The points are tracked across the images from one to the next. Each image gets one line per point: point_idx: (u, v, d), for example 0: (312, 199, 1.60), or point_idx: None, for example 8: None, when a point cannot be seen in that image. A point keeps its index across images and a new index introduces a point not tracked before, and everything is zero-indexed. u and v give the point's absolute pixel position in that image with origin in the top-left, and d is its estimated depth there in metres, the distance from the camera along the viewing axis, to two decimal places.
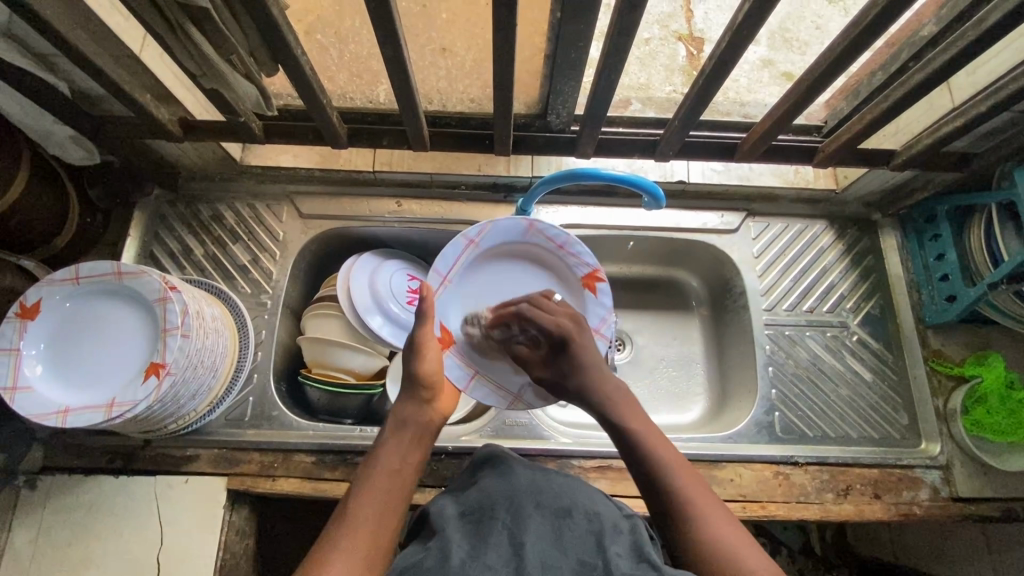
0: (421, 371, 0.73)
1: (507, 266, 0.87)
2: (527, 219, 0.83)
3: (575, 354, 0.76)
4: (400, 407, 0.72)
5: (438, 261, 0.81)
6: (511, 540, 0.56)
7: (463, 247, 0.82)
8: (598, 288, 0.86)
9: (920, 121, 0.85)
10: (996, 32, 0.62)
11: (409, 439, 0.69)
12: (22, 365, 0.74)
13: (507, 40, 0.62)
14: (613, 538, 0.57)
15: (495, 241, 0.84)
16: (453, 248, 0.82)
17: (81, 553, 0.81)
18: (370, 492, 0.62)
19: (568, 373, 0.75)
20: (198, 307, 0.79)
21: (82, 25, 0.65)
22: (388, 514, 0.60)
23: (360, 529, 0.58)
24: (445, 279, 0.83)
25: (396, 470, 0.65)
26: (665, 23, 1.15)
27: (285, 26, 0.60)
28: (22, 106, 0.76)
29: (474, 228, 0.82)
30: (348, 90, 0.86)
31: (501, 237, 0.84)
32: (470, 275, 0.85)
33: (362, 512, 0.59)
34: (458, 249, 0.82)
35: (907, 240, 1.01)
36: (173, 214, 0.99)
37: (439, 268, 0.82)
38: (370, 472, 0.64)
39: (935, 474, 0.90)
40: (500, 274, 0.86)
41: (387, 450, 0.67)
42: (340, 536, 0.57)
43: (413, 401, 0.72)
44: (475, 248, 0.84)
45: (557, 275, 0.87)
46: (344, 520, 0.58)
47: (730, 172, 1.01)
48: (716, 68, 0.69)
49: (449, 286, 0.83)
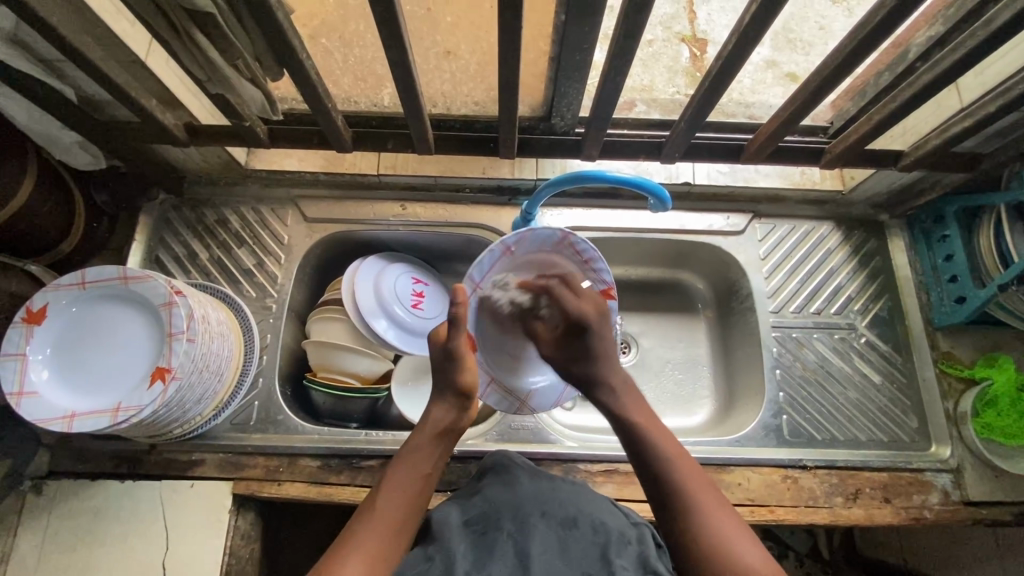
0: (460, 382, 0.69)
1: (530, 276, 0.79)
2: (565, 231, 0.75)
3: (590, 343, 0.75)
4: (433, 409, 0.69)
5: (472, 270, 0.73)
6: (518, 553, 0.57)
7: (499, 255, 0.74)
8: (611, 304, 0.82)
9: (928, 122, 0.84)
10: (1005, 32, 0.61)
11: (442, 444, 0.67)
12: (29, 370, 0.74)
13: (513, 43, 0.62)
14: (618, 549, 0.58)
15: (530, 248, 0.77)
16: (489, 256, 0.73)
17: (87, 558, 0.81)
18: (395, 500, 0.61)
19: (581, 360, 0.75)
20: (203, 312, 0.79)
21: (88, 30, 0.65)
22: (409, 523, 0.61)
23: (383, 538, 0.58)
24: (476, 286, 0.75)
25: (424, 477, 0.64)
26: (668, 25, 1.15)
27: (291, 30, 0.60)
28: (28, 112, 0.76)
29: (513, 236, 0.73)
30: (352, 93, 0.86)
31: (538, 244, 0.77)
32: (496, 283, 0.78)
33: (386, 516, 0.60)
34: (494, 257, 0.74)
35: (915, 240, 1.00)
36: (178, 218, 0.99)
37: (472, 276, 0.74)
38: (398, 472, 0.64)
39: (946, 478, 0.89)
40: (523, 284, 0.79)
41: (417, 453, 0.65)
42: (362, 541, 0.57)
43: (447, 408, 0.69)
44: (509, 256, 0.76)
45: None
46: (368, 522, 0.59)
47: (735, 173, 1.00)
48: (722, 70, 0.68)
49: (479, 294, 0.76)
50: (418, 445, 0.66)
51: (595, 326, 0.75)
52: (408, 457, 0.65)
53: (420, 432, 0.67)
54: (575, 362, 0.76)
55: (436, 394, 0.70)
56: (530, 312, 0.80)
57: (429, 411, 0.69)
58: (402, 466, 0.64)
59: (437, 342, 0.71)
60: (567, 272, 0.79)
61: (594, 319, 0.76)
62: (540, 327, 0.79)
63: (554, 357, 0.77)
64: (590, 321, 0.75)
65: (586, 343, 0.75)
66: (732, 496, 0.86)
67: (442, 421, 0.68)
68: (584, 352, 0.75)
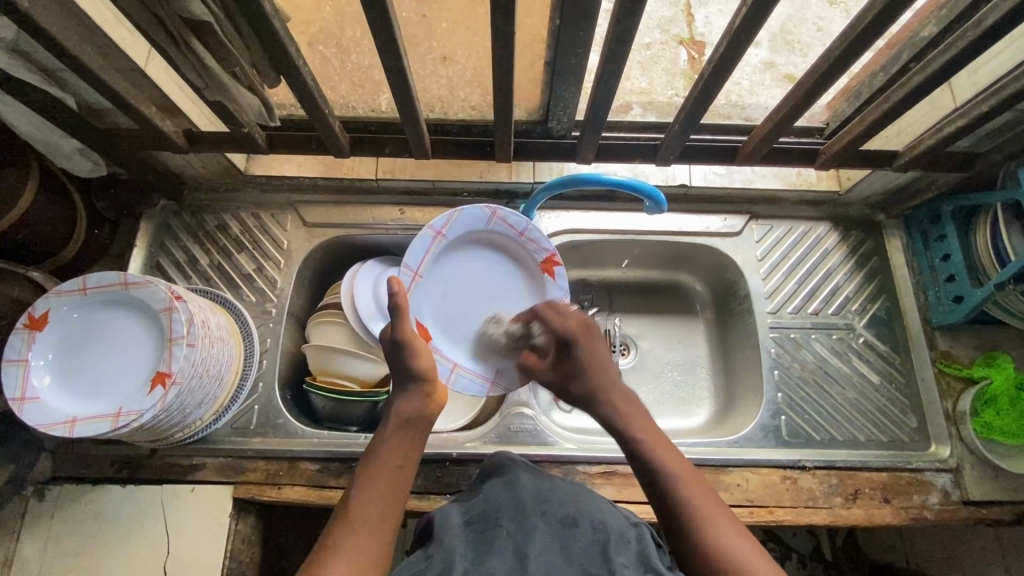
0: (415, 367, 0.70)
1: (470, 252, 0.88)
2: (491, 207, 0.84)
3: (579, 357, 0.75)
4: (395, 400, 0.70)
5: (408, 257, 0.81)
6: (516, 549, 0.56)
7: (430, 240, 0.82)
8: (556, 271, 0.89)
9: (923, 122, 0.84)
10: (995, 32, 0.61)
11: (411, 434, 0.68)
12: (31, 375, 0.75)
13: (506, 48, 0.62)
14: (618, 548, 0.57)
15: (460, 230, 0.85)
16: (420, 241, 0.82)
17: (89, 562, 0.82)
18: (371, 496, 0.61)
19: (573, 378, 0.75)
20: (203, 316, 0.79)
21: (88, 40, 0.66)
22: (389, 517, 0.61)
23: (362, 534, 0.58)
24: (416, 272, 0.83)
25: (398, 469, 0.64)
26: (666, 27, 1.15)
27: (287, 38, 0.61)
28: (30, 120, 0.77)
29: (440, 220, 0.82)
30: (350, 99, 0.87)
31: (467, 224, 0.85)
32: (440, 266, 0.85)
33: (363, 511, 0.60)
34: (426, 243, 0.82)
35: (912, 240, 1.00)
36: (178, 224, 1.00)
37: (410, 263, 0.82)
38: (371, 466, 0.64)
39: (946, 477, 0.89)
40: (467, 265, 0.87)
41: (387, 446, 0.66)
42: (343, 539, 0.57)
43: (410, 395, 0.70)
44: (443, 240, 0.84)
45: (519, 263, 0.90)
46: (347, 518, 0.59)
47: (732, 174, 1.00)
48: (715, 72, 0.69)
49: (421, 280, 0.84)
50: (386, 438, 0.67)
51: (584, 343, 0.76)
52: (379, 452, 0.66)
53: (385, 426, 0.68)
54: (564, 380, 0.76)
55: (398, 387, 0.71)
56: (529, 345, 0.83)
57: (393, 404, 0.70)
58: (375, 461, 0.65)
59: (387, 332, 0.74)
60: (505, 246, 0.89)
61: (579, 332, 0.77)
62: (533, 357, 0.81)
63: (549, 380, 0.78)
64: (574, 335, 0.76)
65: (574, 359, 0.75)
66: (731, 497, 0.86)
67: (405, 412, 0.69)
68: (574, 369, 0.75)
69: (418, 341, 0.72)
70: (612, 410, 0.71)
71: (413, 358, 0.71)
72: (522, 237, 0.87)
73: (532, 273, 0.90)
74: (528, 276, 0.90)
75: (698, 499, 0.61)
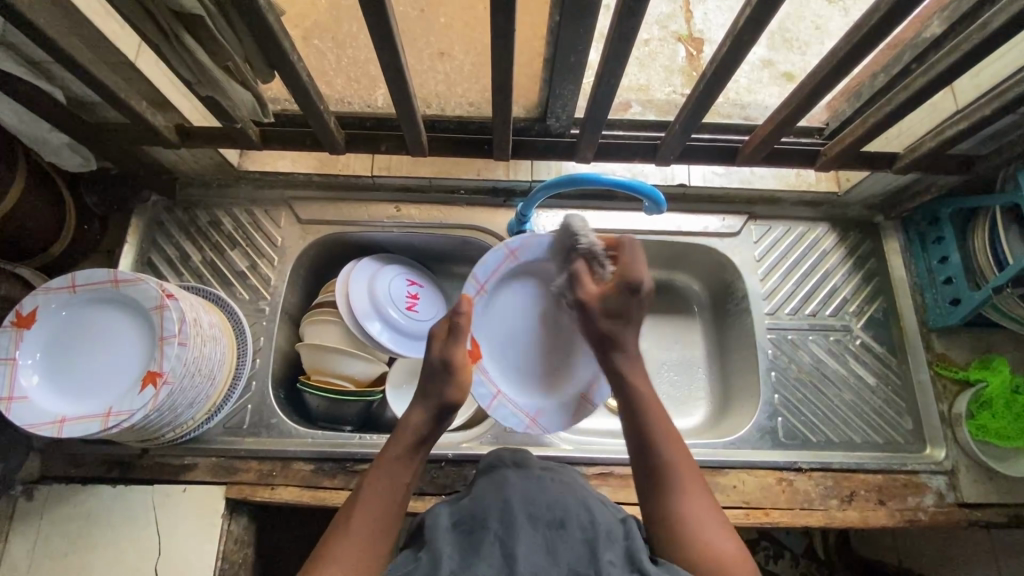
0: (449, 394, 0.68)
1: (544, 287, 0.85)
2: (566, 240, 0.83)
3: (637, 307, 0.72)
4: (410, 414, 0.68)
5: (478, 268, 0.80)
6: (503, 551, 0.54)
7: (504, 257, 0.81)
8: None
9: (925, 125, 0.84)
10: (1002, 35, 0.60)
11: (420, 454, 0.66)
12: (19, 374, 0.74)
13: (506, 44, 0.61)
14: (606, 544, 0.55)
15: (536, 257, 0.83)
16: (494, 257, 0.81)
17: (79, 562, 0.81)
18: (373, 515, 0.60)
19: (610, 318, 0.72)
20: (195, 315, 0.78)
21: (74, 32, 0.65)
22: (387, 534, 0.60)
23: (357, 552, 0.57)
24: (482, 287, 0.81)
25: (406, 485, 0.64)
26: (664, 24, 1.14)
27: (281, 32, 0.59)
28: (17, 113, 0.75)
29: (516, 240, 0.81)
30: (346, 95, 0.84)
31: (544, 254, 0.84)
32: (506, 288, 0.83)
33: (362, 530, 0.59)
34: (499, 259, 0.81)
35: (910, 243, 1.00)
36: (170, 220, 0.98)
37: (479, 275, 0.81)
38: (375, 483, 0.63)
39: (941, 480, 0.89)
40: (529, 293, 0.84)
41: (395, 465, 0.64)
42: (338, 556, 0.56)
43: (426, 414, 0.67)
44: (515, 261, 0.82)
45: None
46: (344, 534, 0.58)
47: (730, 174, 1.00)
48: (719, 71, 0.67)
49: (485, 295, 0.82)
50: (395, 452, 0.65)
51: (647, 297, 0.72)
52: (387, 466, 0.64)
53: (393, 446, 0.65)
54: (607, 318, 0.72)
55: (418, 398, 0.69)
56: (588, 257, 0.77)
57: (406, 416, 0.68)
58: (381, 477, 0.63)
59: (434, 347, 0.71)
60: None
61: (648, 284, 0.72)
62: (586, 274, 0.76)
63: (589, 303, 0.73)
64: (645, 289, 0.72)
65: (629, 306, 0.71)
66: (727, 499, 0.86)
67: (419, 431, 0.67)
68: (618, 313, 0.72)
69: (464, 369, 0.70)
70: (629, 367, 0.71)
71: (453, 387, 0.68)
72: None
73: None
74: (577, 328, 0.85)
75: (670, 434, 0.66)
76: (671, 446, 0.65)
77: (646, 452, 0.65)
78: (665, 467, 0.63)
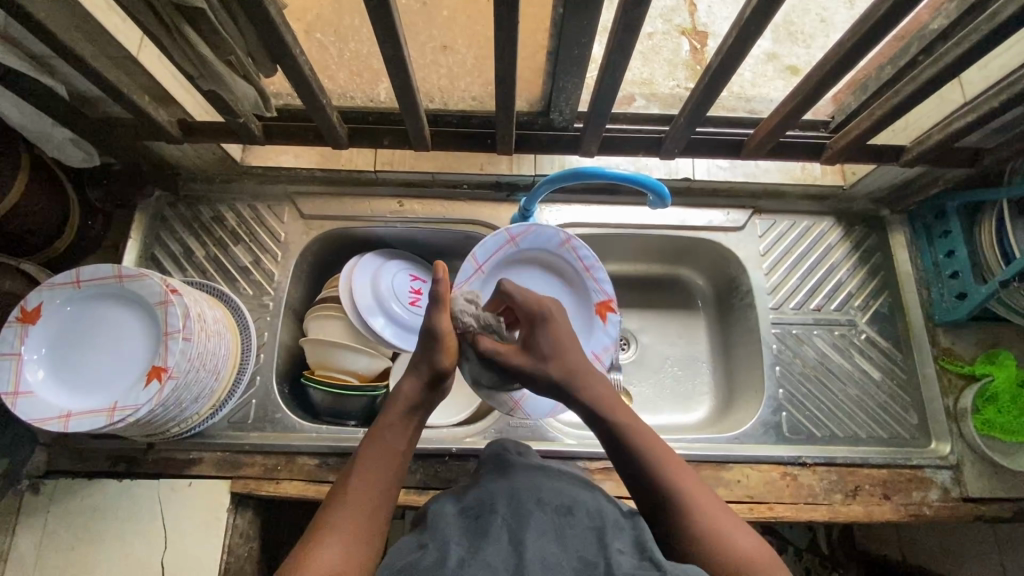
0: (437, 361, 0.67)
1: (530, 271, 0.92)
2: (566, 235, 0.89)
3: (552, 334, 0.71)
4: (404, 382, 0.68)
5: (478, 249, 0.86)
6: (511, 536, 0.53)
7: (504, 242, 0.88)
8: (609, 317, 0.92)
9: (932, 118, 0.83)
10: (1009, 26, 0.59)
11: (414, 421, 0.67)
12: (24, 369, 0.74)
13: (509, 36, 0.60)
14: (614, 533, 0.55)
15: (532, 244, 0.90)
16: (495, 240, 0.87)
17: (85, 556, 0.81)
18: (370, 482, 0.61)
19: (544, 361, 0.70)
20: (200, 310, 0.78)
21: (76, 27, 0.64)
22: (385, 499, 0.61)
23: (356, 519, 0.57)
24: (479, 266, 0.87)
25: (402, 452, 0.65)
26: (668, 16, 1.13)
27: (283, 25, 0.59)
28: (20, 108, 0.75)
29: (518, 227, 0.88)
30: (348, 89, 0.85)
31: (541, 243, 0.90)
32: (504, 267, 0.91)
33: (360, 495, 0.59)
34: (499, 242, 0.88)
35: (917, 236, 0.99)
36: (173, 216, 0.98)
37: (478, 256, 0.86)
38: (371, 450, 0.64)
39: (946, 474, 0.89)
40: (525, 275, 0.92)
41: (392, 431, 0.65)
42: (337, 523, 0.56)
43: (420, 382, 0.68)
44: (513, 245, 0.89)
45: (578, 296, 0.93)
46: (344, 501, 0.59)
47: (736, 168, 0.99)
48: (724, 63, 0.67)
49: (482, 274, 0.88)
50: (390, 422, 0.66)
51: (558, 320, 0.72)
52: (382, 435, 0.65)
53: (392, 411, 0.66)
54: (542, 366, 0.70)
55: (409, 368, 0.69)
56: (487, 330, 0.74)
57: (399, 385, 0.68)
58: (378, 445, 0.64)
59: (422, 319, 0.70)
60: (567, 275, 0.93)
61: (552, 312, 0.73)
62: (494, 342, 0.72)
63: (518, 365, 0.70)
64: (550, 312, 0.72)
65: (551, 339, 0.71)
66: (731, 493, 0.86)
67: (412, 398, 0.67)
68: (548, 349, 0.70)
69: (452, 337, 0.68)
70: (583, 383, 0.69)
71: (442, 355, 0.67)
72: (586, 272, 0.91)
73: (586, 312, 0.93)
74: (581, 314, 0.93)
75: (641, 438, 0.65)
76: (648, 449, 0.64)
77: (627, 461, 0.65)
78: (648, 471, 0.63)
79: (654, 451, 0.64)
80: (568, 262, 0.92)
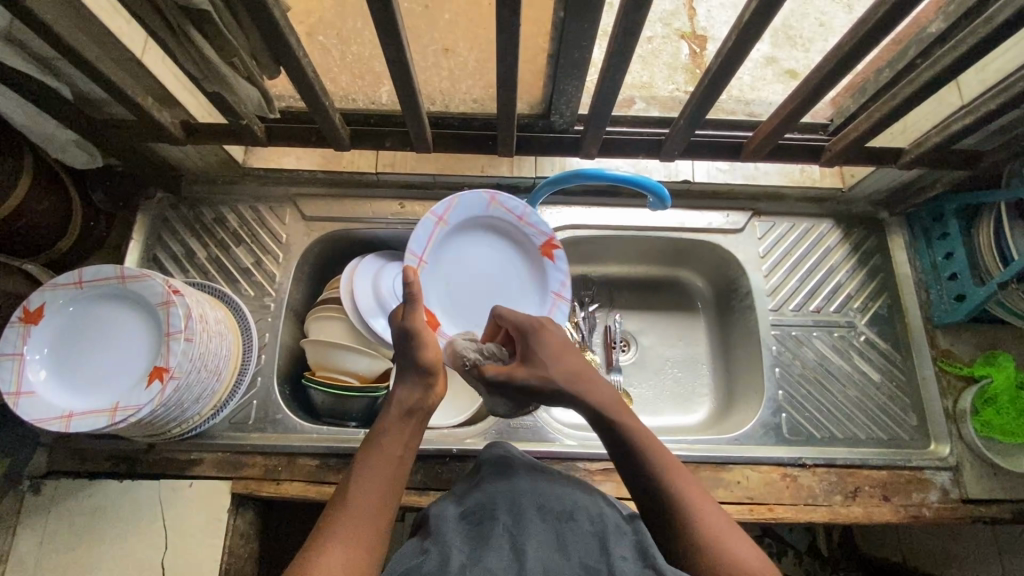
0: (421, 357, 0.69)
1: (470, 238, 0.90)
2: (490, 193, 0.87)
3: (542, 343, 0.71)
4: (398, 390, 0.68)
5: (410, 245, 0.83)
6: (513, 542, 0.53)
7: (433, 226, 0.85)
8: (555, 254, 0.92)
9: (931, 120, 0.84)
10: (1005, 29, 0.60)
11: (412, 425, 0.67)
12: (26, 369, 0.74)
13: (511, 39, 0.61)
14: (615, 538, 0.55)
15: (460, 215, 0.87)
16: (423, 229, 0.84)
17: (86, 556, 0.81)
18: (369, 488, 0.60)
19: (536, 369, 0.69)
20: (201, 310, 0.78)
21: (81, 29, 0.65)
22: (386, 505, 0.60)
23: (355, 525, 0.57)
24: (420, 259, 0.85)
25: (401, 456, 0.64)
26: (668, 21, 1.14)
27: (286, 27, 0.59)
28: (24, 110, 0.75)
29: (440, 206, 0.84)
30: (350, 91, 0.86)
31: (466, 211, 0.87)
32: (442, 250, 0.88)
33: (360, 501, 0.59)
34: (428, 229, 0.84)
35: (916, 239, 1.00)
36: (175, 217, 0.98)
37: (414, 251, 0.84)
38: (370, 456, 0.63)
39: (945, 476, 0.89)
40: (467, 245, 0.90)
41: (389, 436, 0.65)
42: (335, 530, 0.56)
43: (414, 387, 0.68)
44: (444, 225, 0.86)
45: (521, 244, 0.93)
46: (343, 508, 0.58)
47: (734, 170, 1.00)
48: (723, 65, 0.67)
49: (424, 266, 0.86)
50: (386, 428, 0.65)
51: (547, 330, 0.72)
52: (379, 441, 0.64)
53: (387, 417, 0.66)
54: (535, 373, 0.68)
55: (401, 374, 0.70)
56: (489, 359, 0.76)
57: (393, 393, 0.69)
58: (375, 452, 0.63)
59: (395, 320, 0.73)
60: (508, 232, 0.92)
61: (539, 323, 0.73)
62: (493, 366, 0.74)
63: (512, 377, 0.70)
64: (539, 325, 0.72)
65: (540, 346, 0.70)
66: (731, 494, 0.86)
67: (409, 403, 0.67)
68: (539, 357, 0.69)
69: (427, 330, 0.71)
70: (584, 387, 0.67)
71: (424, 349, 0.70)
72: (522, 221, 0.90)
73: (534, 257, 0.93)
74: (530, 262, 0.93)
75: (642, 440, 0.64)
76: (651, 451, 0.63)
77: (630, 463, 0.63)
78: (650, 473, 0.61)
79: (657, 453, 0.63)
80: (503, 219, 0.90)
